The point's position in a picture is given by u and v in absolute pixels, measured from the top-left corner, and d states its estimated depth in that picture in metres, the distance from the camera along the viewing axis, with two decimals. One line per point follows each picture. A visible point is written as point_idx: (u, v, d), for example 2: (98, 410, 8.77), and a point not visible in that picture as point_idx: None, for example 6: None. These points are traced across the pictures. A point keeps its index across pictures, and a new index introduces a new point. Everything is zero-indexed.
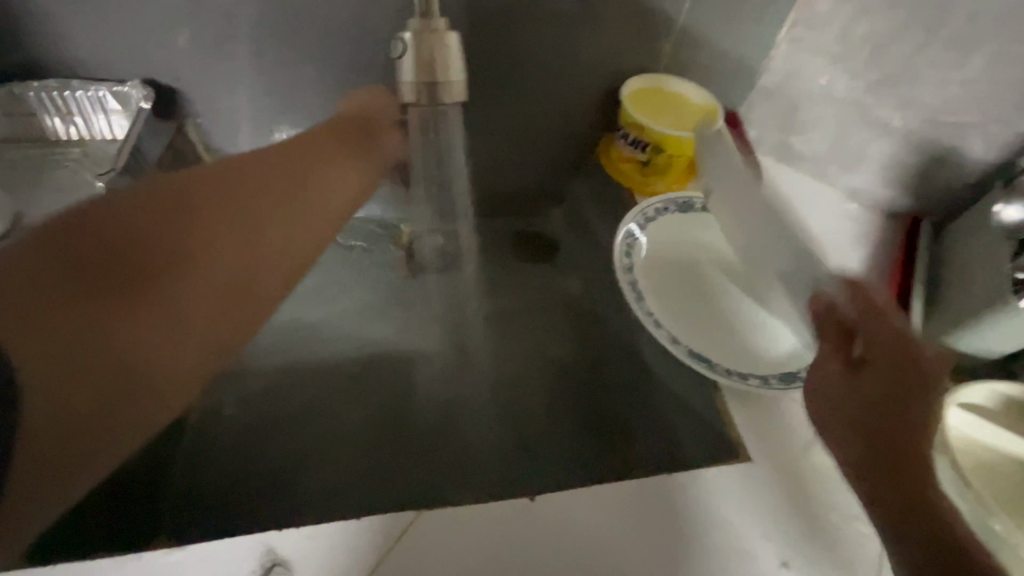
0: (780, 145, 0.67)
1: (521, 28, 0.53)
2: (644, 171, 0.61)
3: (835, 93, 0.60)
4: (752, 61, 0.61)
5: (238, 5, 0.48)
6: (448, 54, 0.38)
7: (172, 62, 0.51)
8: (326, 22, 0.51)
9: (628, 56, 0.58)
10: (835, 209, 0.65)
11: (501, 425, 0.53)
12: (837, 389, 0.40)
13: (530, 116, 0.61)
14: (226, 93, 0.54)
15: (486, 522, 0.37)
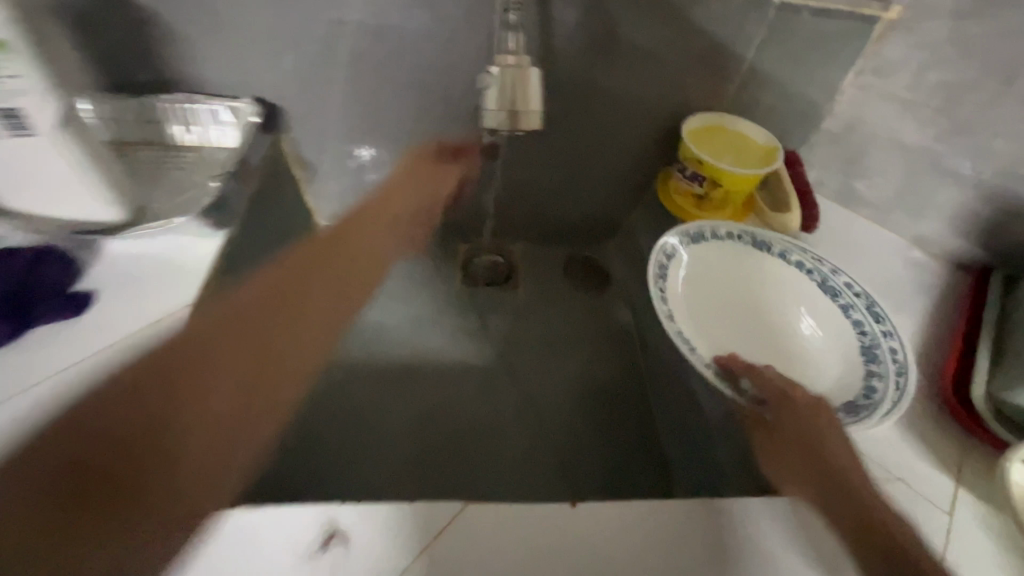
0: (842, 188, 0.67)
1: (594, 66, 0.57)
2: (700, 204, 0.62)
3: (903, 139, 0.60)
4: (817, 104, 0.63)
5: (347, 36, 0.55)
6: (529, 86, 0.42)
7: (283, 81, 0.58)
8: (417, 53, 0.56)
9: (693, 95, 0.61)
10: (898, 256, 0.64)
11: (544, 438, 0.56)
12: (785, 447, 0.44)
13: (593, 148, 0.65)
14: (322, 110, 0.61)
15: (521, 521, 0.38)
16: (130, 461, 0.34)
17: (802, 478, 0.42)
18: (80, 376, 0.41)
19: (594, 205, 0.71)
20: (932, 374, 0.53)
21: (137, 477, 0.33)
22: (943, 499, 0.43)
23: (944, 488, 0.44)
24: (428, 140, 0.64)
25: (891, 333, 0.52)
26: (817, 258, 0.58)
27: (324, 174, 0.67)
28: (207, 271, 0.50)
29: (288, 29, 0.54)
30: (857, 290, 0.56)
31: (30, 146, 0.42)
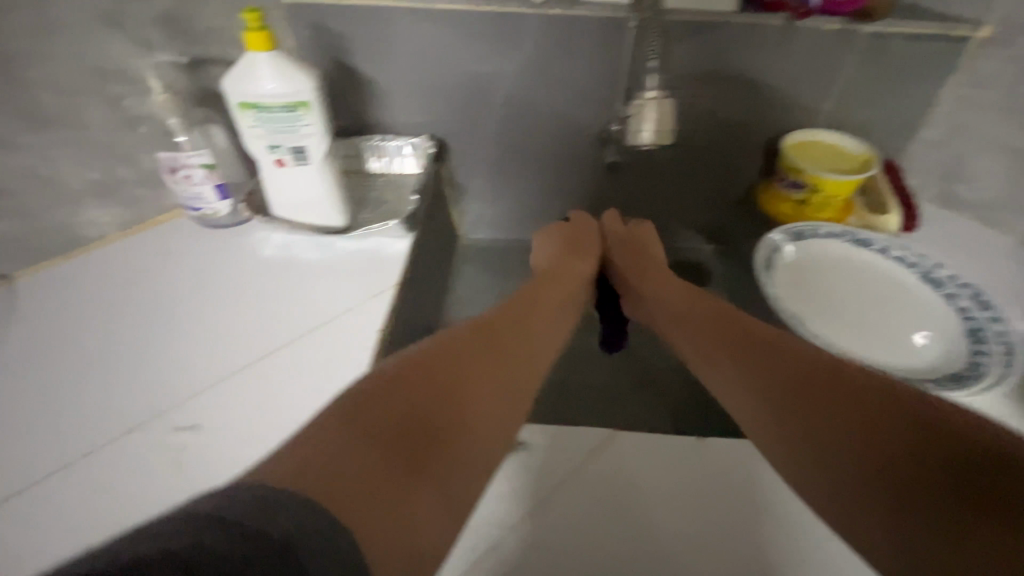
0: (943, 192, 0.75)
1: (707, 93, 0.71)
2: (801, 209, 0.72)
3: (1010, 145, 0.66)
4: (912, 115, 0.72)
5: (506, 80, 0.72)
6: (668, 112, 0.51)
7: (452, 118, 0.77)
8: (556, 92, 0.73)
9: (788, 115, 0.73)
10: (1001, 250, 0.70)
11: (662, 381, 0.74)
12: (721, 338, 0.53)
13: (705, 167, 0.79)
14: (476, 143, 0.79)
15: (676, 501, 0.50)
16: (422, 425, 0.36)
17: (776, 419, 0.44)
18: (330, 331, 0.58)
19: (704, 212, 0.84)
20: None
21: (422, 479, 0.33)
22: None
23: None
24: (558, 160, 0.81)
25: (955, 293, 0.61)
26: (870, 241, 0.67)
27: (472, 191, 0.86)
28: (401, 263, 0.66)
29: (459, 79, 0.73)
30: (959, 281, 0.62)
31: (303, 170, 0.61)
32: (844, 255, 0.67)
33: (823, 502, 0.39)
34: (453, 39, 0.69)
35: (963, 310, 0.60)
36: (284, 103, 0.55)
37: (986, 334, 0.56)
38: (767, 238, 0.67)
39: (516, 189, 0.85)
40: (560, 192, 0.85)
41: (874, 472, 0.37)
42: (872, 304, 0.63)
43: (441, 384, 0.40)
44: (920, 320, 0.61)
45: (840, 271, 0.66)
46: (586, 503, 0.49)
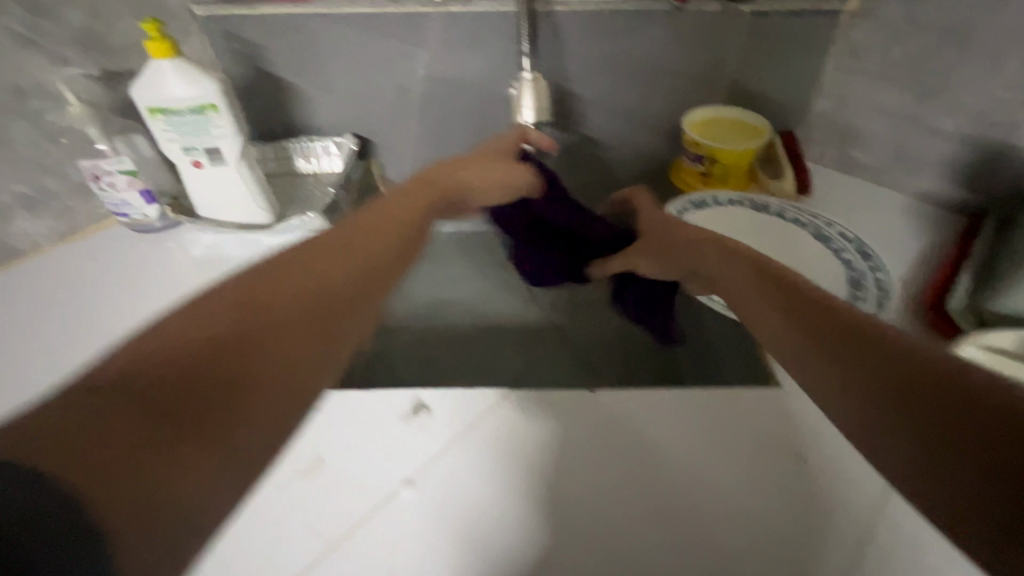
0: (842, 157, 0.77)
1: (607, 78, 0.75)
2: (705, 180, 0.76)
3: (890, 107, 0.70)
4: (803, 86, 0.76)
5: (418, 77, 0.77)
6: (542, 91, 0.55)
7: (374, 118, 0.81)
8: (468, 86, 0.78)
9: (687, 94, 0.77)
10: (897, 208, 0.72)
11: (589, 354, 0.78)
12: (755, 287, 0.44)
13: (617, 149, 0.83)
14: (401, 138, 0.84)
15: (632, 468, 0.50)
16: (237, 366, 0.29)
17: (812, 360, 0.35)
18: None
19: (625, 193, 0.88)
20: (914, 302, 0.59)
21: (207, 440, 0.26)
22: None
23: None
24: (480, 151, 0.85)
25: (842, 248, 0.65)
26: (767, 204, 0.71)
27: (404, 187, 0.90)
28: None
29: (375, 80, 0.77)
30: (849, 237, 0.65)
31: (221, 170, 0.65)
32: (743, 219, 0.70)
33: (873, 453, 0.30)
34: (364, 42, 0.73)
35: (848, 262, 0.63)
36: (192, 106, 0.59)
37: (865, 283, 0.60)
38: (668, 209, 0.70)
39: None
40: None
41: (904, 415, 0.29)
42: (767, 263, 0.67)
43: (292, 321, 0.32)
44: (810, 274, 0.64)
45: (740, 234, 0.69)
46: (569, 502, 0.47)
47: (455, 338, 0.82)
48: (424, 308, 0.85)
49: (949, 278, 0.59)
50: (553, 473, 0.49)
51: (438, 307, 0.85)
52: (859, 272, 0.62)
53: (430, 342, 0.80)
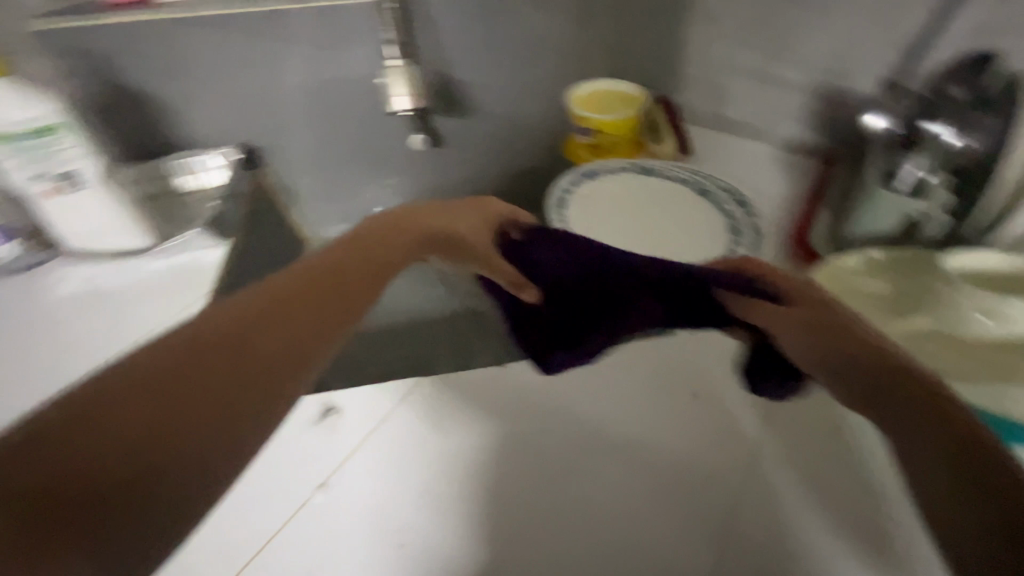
0: (717, 117, 0.83)
1: (487, 62, 0.76)
2: (596, 153, 0.79)
3: (748, 65, 0.76)
4: (671, 54, 0.80)
5: (294, 79, 0.74)
6: (414, 77, 0.56)
7: (255, 125, 0.78)
8: (349, 83, 0.76)
9: (566, 71, 0.80)
10: (767, 158, 0.79)
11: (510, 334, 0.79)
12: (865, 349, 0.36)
13: (510, 132, 0.84)
14: (288, 142, 0.80)
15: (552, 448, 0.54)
16: (108, 441, 0.27)
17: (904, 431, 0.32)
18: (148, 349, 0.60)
19: (526, 174, 0.90)
20: (785, 240, 0.65)
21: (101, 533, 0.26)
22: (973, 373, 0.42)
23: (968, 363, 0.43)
24: (374, 148, 0.84)
25: (721, 199, 0.69)
26: (652, 166, 0.73)
27: (301, 195, 0.87)
28: (217, 271, 0.68)
29: (249, 85, 0.74)
30: (725, 186, 0.69)
31: (82, 195, 0.60)
32: (631, 184, 0.73)
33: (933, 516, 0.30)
34: (228, 47, 0.70)
35: (727, 211, 0.68)
36: (29, 129, 0.53)
37: (742, 229, 0.65)
38: (560, 183, 0.72)
39: (345, 184, 0.87)
40: (387, 175, 0.88)
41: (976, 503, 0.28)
42: (657, 221, 0.69)
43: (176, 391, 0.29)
44: (696, 226, 0.68)
45: (629, 199, 0.71)
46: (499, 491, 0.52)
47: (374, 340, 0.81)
48: None
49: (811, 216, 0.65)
50: (511, 461, 0.53)
51: None
52: (736, 219, 0.66)
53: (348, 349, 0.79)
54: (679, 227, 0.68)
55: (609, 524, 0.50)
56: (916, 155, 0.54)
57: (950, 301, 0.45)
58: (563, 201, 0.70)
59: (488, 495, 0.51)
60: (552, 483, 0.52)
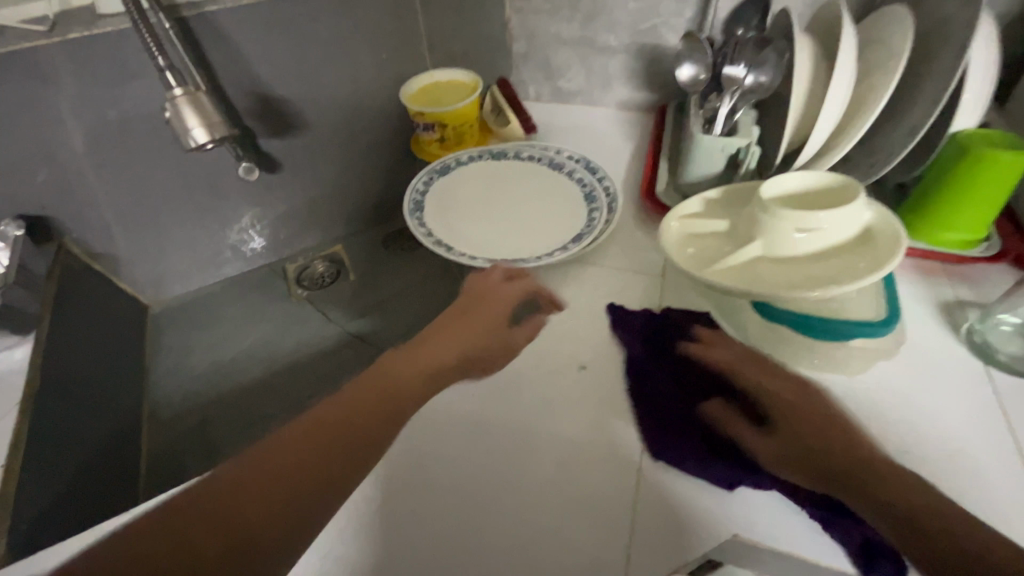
0: (554, 90, 0.84)
1: (303, 72, 0.71)
2: (444, 147, 0.77)
3: (567, 36, 0.78)
4: (495, 35, 0.80)
5: (73, 127, 0.63)
6: (207, 105, 0.49)
7: (36, 189, 0.65)
8: (145, 120, 0.66)
9: (394, 68, 0.76)
10: (608, 121, 0.82)
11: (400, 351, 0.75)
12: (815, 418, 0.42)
13: (352, 141, 0.80)
14: (87, 203, 0.69)
15: (468, 466, 0.47)
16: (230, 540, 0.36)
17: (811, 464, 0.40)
18: None
19: (381, 182, 0.85)
20: (636, 197, 0.68)
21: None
22: (811, 276, 0.47)
23: (799, 268, 0.48)
24: (202, 187, 0.75)
25: (572, 169, 0.70)
26: (501, 150, 0.72)
27: (126, 256, 0.75)
28: (24, 367, 0.56)
29: (11, 144, 0.61)
30: (574, 157, 0.70)
31: None
32: (484, 172, 0.71)
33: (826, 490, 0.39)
34: None
35: (580, 180, 0.69)
36: None
37: (596, 194, 0.66)
38: (413, 185, 0.68)
39: (178, 234, 0.77)
40: (226, 215, 0.79)
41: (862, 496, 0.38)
42: (518, 203, 0.69)
43: (266, 503, 0.38)
44: (557, 200, 0.68)
45: (486, 187, 0.70)
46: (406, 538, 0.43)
47: (253, 393, 0.73)
48: (207, 380, 0.74)
49: (654, 171, 0.69)
50: (413, 483, 0.46)
51: (224, 371, 0.75)
52: (589, 186, 0.68)
53: (225, 414, 0.70)
54: (541, 205, 0.68)
55: (547, 536, 0.43)
56: (725, 96, 0.59)
57: (774, 226, 0.48)
58: (419, 203, 0.66)
59: (397, 526, 0.44)
60: (470, 487, 0.46)
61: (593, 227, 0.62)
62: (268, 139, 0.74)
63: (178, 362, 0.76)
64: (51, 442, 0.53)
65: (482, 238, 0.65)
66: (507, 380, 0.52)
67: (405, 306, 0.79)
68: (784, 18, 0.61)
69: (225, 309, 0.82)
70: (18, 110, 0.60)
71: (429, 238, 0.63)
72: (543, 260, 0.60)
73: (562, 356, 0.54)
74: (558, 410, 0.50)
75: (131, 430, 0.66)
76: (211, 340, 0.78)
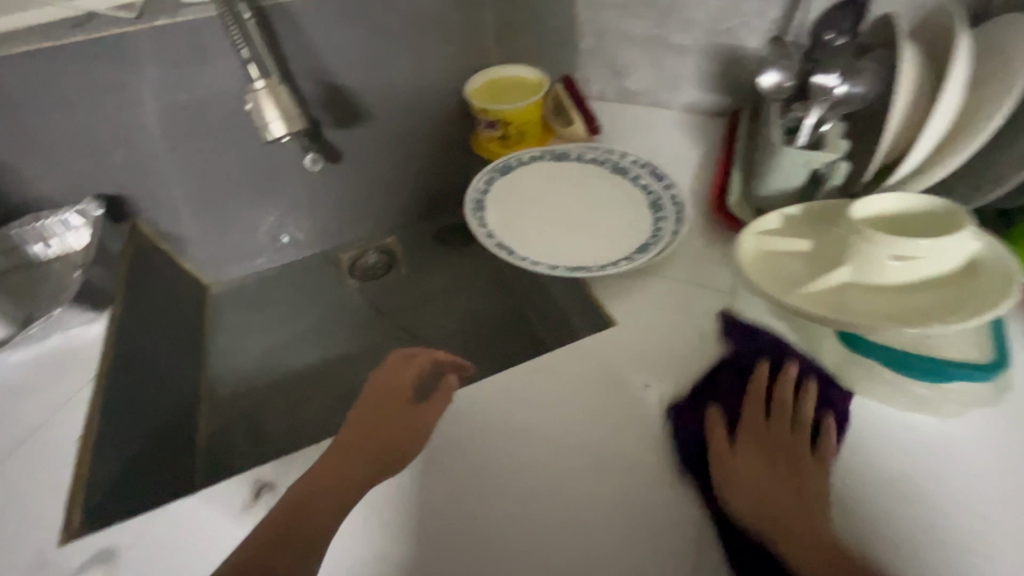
0: (620, 90, 0.81)
1: (369, 65, 0.71)
2: (505, 145, 0.76)
3: (639, 35, 0.75)
4: (563, 31, 0.78)
5: (151, 111, 0.65)
6: (285, 98, 0.49)
7: (115, 170, 0.67)
8: (217, 107, 0.68)
9: (459, 62, 0.75)
10: (676, 124, 0.78)
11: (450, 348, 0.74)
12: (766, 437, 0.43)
13: (412, 135, 0.79)
14: (160, 185, 0.71)
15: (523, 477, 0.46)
16: None
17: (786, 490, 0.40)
18: (26, 461, 0.48)
19: (438, 176, 0.84)
20: (705, 208, 0.65)
21: None
22: (902, 309, 0.44)
23: (888, 299, 0.45)
24: (265, 174, 0.76)
25: (638, 175, 0.67)
26: (564, 151, 0.71)
27: (192, 238, 0.77)
28: (98, 343, 0.57)
29: (94, 126, 0.64)
30: (641, 162, 0.68)
31: None
32: (546, 173, 0.70)
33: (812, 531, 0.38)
34: (57, 85, 0.60)
35: (646, 187, 0.66)
36: None
37: (663, 203, 0.64)
38: (474, 183, 0.67)
39: (240, 219, 0.79)
40: (286, 202, 0.80)
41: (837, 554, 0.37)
42: (581, 207, 0.67)
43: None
44: (621, 206, 0.66)
45: (548, 189, 0.69)
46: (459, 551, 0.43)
47: (305, 379, 0.74)
48: (262, 363, 0.76)
49: (726, 181, 0.66)
50: (467, 490, 0.45)
51: (278, 355, 0.77)
52: (656, 194, 0.65)
53: (279, 398, 0.72)
54: (604, 211, 0.66)
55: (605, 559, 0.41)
56: (812, 107, 0.56)
57: (862, 250, 0.45)
58: (480, 203, 0.66)
59: (452, 536, 0.43)
60: (528, 500, 0.45)
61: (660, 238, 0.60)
62: (331, 129, 0.74)
63: (235, 343, 0.78)
64: (120, 417, 0.55)
65: (543, 243, 0.64)
66: (565, 390, 0.51)
67: (456, 303, 0.79)
68: (886, 23, 0.56)
69: (280, 294, 0.83)
70: (103, 94, 0.62)
71: (490, 240, 0.62)
72: (608, 269, 0.58)
73: (624, 370, 0.52)
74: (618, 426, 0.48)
75: (191, 408, 0.68)
76: (267, 324, 0.80)
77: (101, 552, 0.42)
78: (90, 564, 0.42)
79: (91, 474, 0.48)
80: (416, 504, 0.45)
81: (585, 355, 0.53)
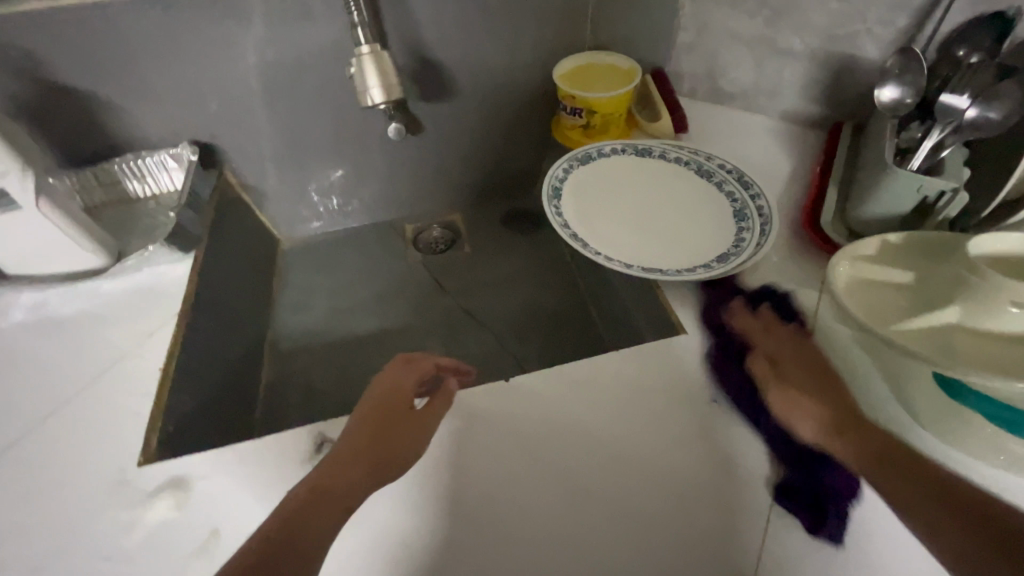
0: (712, 90, 0.78)
1: (463, 40, 0.70)
2: (587, 134, 0.74)
3: (743, 33, 0.71)
4: (662, 22, 0.75)
5: (251, 66, 0.67)
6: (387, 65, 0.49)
7: (211, 120, 0.70)
8: (312, 68, 0.69)
9: (551, 45, 0.74)
10: (769, 132, 0.74)
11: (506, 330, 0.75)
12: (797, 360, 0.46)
13: (493, 114, 0.79)
14: (249, 139, 0.73)
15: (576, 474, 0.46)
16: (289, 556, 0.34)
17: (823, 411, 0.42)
18: (109, 385, 0.52)
19: (512, 158, 0.84)
20: (793, 223, 0.62)
21: None
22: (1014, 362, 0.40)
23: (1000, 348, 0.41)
24: (346, 138, 0.77)
25: (724, 180, 0.64)
26: (647, 147, 0.68)
27: (271, 192, 0.80)
28: (179, 283, 0.61)
29: (199, 76, 0.66)
30: (728, 167, 0.65)
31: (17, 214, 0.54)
32: (627, 167, 0.68)
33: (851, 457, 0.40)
34: (170, 33, 0.62)
35: (731, 194, 0.63)
36: None
37: (748, 213, 0.61)
38: (553, 170, 0.66)
39: (317, 179, 0.81)
40: (362, 168, 0.81)
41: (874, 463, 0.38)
42: (658, 207, 0.65)
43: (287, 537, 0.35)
44: (702, 211, 0.64)
45: (626, 185, 0.67)
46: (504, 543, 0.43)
47: (362, 343, 0.76)
48: (323, 321, 0.78)
49: (819, 198, 0.62)
50: (519, 481, 0.45)
51: (338, 316, 0.79)
52: (741, 202, 0.62)
53: (336, 357, 0.74)
54: (683, 214, 0.64)
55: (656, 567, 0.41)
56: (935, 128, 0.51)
57: (978, 292, 0.41)
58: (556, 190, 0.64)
59: (501, 524, 0.43)
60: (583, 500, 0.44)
61: (742, 249, 0.57)
62: (416, 101, 0.75)
63: (299, 299, 0.80)
64: (197, 355, 0.58)
65: (616, 239, 0.62)
66: (628, 392, 0.50)
67: (515, 287, 0.79)
68: None
69: (345, 257, 0.85)
70: (211, 46, 0.64)
71: (565, 230, 0.61)
72: (683, 276, 0.56)
73: (690, 381, 0.50)
74: (681, 440, 0.47)
75: (255, 355, 0.71)
76: (330, 284, 0.82)
77: (174, 480, 0.45)
78: (163, 490, 0.44)
79: (169, 405, 0.51)
80: (468, 483, 0.45)
81: (651, 360, 0.52)
